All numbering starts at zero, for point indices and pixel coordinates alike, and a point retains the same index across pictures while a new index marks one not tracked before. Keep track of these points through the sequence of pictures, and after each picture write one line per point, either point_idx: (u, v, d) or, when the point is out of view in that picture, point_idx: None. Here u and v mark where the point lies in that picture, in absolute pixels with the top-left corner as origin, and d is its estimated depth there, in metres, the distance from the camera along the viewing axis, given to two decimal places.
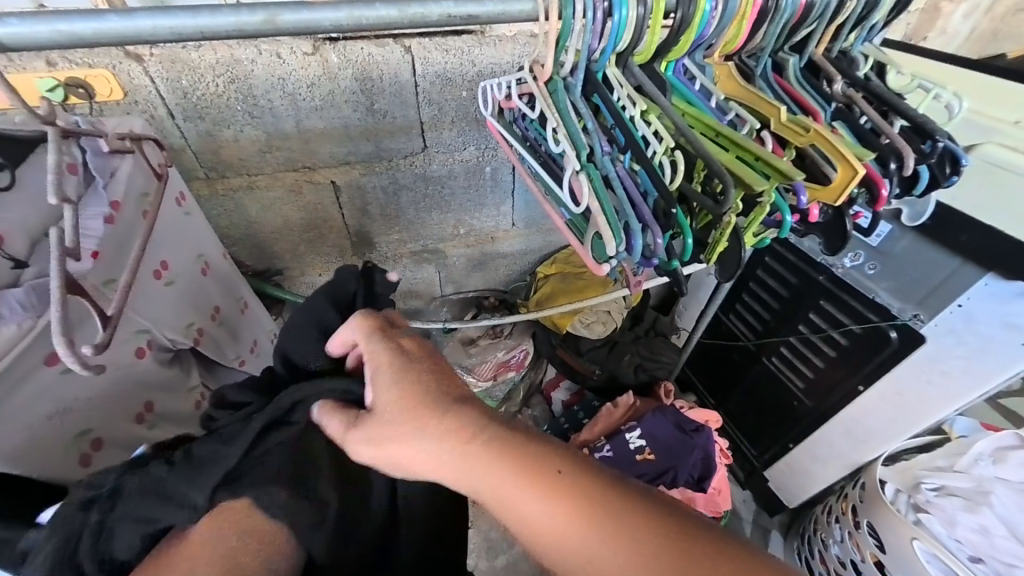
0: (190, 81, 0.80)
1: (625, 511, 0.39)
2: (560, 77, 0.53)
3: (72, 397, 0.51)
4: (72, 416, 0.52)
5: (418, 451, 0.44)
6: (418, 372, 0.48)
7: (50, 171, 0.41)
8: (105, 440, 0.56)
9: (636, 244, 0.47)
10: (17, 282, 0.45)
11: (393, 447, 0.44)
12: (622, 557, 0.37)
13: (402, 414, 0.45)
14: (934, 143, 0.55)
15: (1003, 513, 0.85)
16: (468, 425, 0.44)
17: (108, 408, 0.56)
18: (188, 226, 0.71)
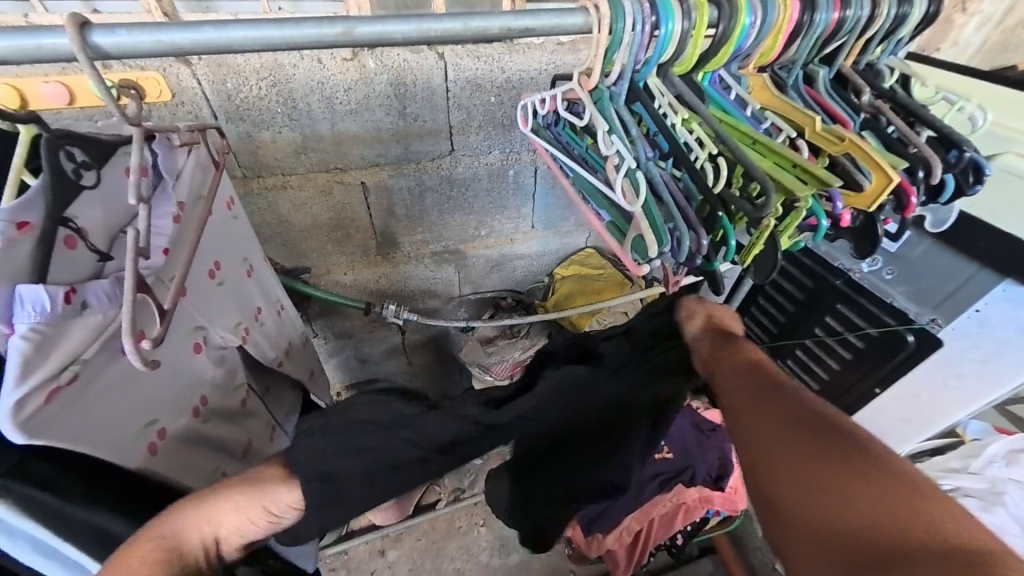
0: (233, 83, 0.83)
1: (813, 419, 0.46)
2: (605, 87, 0.56)
3: (141, 388, 0.54)
4: (141, 407, 0.54)
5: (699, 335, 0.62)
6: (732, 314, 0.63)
7: (133, 173, 0.45)
8: (167, 429, 0.57)
9: (681, 246, 0.50)
10: (99, 274, 0.48)
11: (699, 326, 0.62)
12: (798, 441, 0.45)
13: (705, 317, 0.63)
14: (960, 153, 0.58)
15: (1016, 512, 0.87)
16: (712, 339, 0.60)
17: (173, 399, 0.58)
18: (237, 229, 0.75)
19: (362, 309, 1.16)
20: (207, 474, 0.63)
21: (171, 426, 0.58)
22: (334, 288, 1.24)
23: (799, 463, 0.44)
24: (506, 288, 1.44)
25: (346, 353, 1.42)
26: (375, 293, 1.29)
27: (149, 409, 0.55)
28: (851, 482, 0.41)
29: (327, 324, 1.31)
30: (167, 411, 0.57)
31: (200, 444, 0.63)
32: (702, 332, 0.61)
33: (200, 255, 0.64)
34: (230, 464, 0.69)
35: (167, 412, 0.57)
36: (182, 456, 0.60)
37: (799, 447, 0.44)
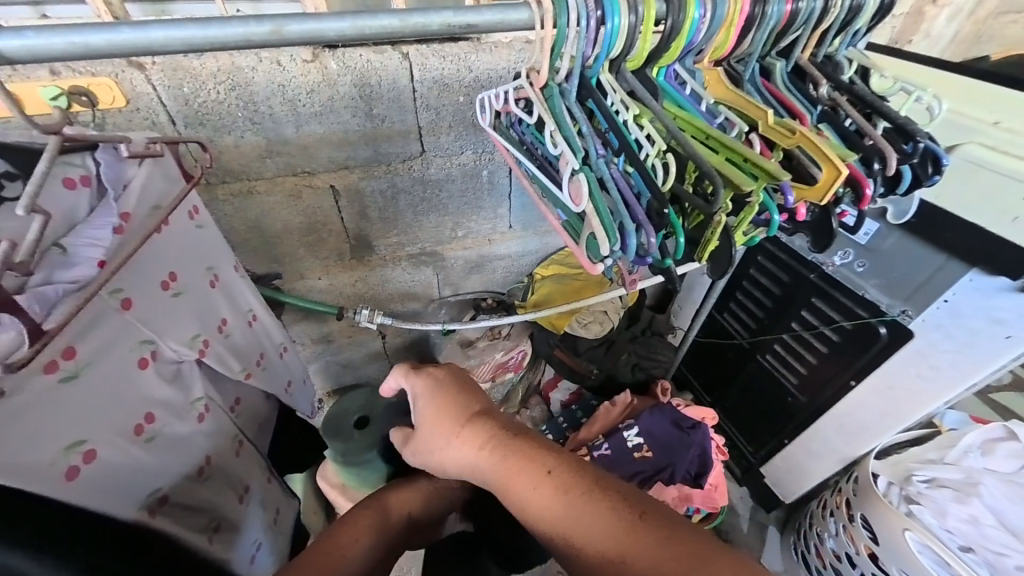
0: (191, 87, 0.81)
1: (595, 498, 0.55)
2: (555, 83, 0.55)
3: (68, 410, 0.52)
4: (68, 427, 0.52)
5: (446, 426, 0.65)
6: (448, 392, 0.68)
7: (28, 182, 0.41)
8: (96, 452, 0.56)
9: (631, 243, 0.49)
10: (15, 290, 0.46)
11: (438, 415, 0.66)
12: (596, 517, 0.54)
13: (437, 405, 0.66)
14: (915, 144, 0.57)
15: (991, 502, 0.89)
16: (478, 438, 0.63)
17: (104, 416, 0.56)
18: (201, 240, 0.73)
19: (336, 314, 1.15)
20: (145, 495, 0.63)
21: (100, 449, 0.56)
22: (309, 293, 1.22)
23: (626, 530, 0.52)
24: (487, 290, 1.42)
25: (327, 359, 1.40)
26: (352, 297, 1.27)
27: (75, 429, 0.53)
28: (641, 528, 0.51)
29: (304, 330, 1.29)
30: (100, 432, 0.56)
31: (144, 467, 0.62)
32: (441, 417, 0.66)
33: (152, 265, 0.62)
34: (179, 483, 0.69)
35: (101, 435, 0.56)
36: (123, 476, 0.59)
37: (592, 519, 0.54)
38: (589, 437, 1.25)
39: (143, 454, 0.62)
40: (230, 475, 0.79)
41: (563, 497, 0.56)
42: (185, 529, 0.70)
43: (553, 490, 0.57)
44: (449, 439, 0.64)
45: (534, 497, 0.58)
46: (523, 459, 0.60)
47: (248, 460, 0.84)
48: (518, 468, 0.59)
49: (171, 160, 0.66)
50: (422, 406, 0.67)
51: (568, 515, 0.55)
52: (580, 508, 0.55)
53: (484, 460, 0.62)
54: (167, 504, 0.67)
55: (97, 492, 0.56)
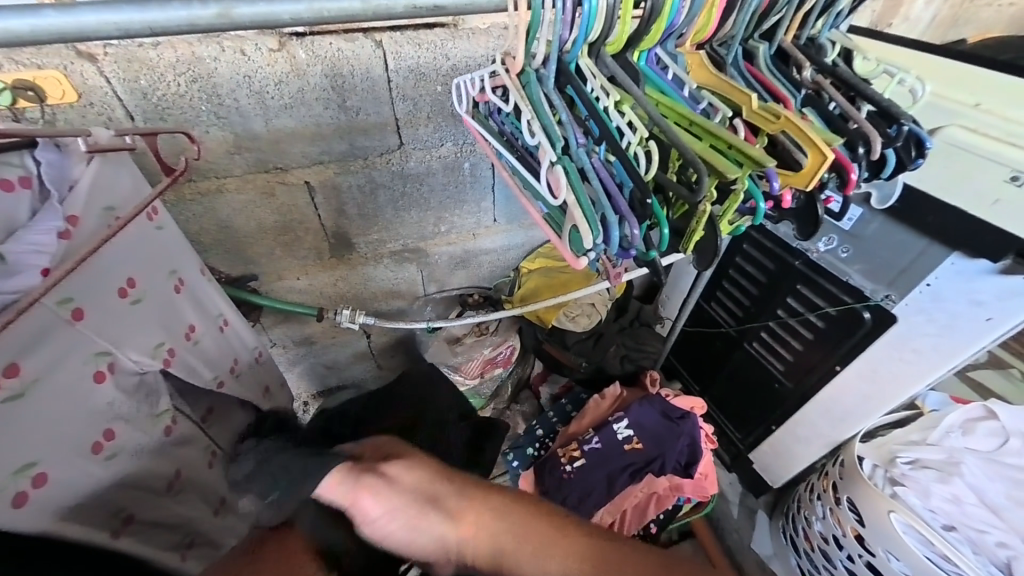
0: (148, 81, 0.76)
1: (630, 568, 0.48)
2: (532, 69, 0.53)
3: (16, 433, 0.48)
4: (17, 449, 0.48)
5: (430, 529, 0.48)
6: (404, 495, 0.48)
7: None
8: (48, 475, 0.51)
9: (613, 235, 0.47)
10: None
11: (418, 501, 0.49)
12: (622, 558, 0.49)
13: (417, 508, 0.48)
14: (899, 127, 0.56)
15: (971, 481, 0.91)
16: (476, 505, 0.50)
17: (57, 437, 0.52)
18: (161, 241, 0.69)
19: (316, 316, 1.11)
20: (109, 513, 0.59)
21: (54, 470, 0.52)
22: (287, 295, 1.18)
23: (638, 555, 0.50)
24: (473, 285, 1.40)
25: (310, 361, 1.37)
26: (333, 297, 1.24)
27: (27, 451, 0.49)
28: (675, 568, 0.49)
29: (284, 332, 1.25)
30: (53, 452, 0.52)
31: (105, 483, 0.59)
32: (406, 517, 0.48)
33: (106, 272, 0.59)
34: (145, 497, 0.65)
35: (56, 456, 0.52)
36: (81, 498, 0.55)
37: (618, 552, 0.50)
38: (579, 432, 1.25)
39: (103, 473, 0.58)
40: (204, 484, 0.76)
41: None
42: (157, 545, 0.66)
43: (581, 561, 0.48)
44: (434, 531, 0.48)
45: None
46: (535, 533, 0.49)
47: (221, 465, 0.81)
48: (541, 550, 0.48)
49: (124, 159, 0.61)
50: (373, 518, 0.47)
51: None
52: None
53: (483, 544, 0.48)
54: (135, 522, 0.63)
55: (54, 513, 0.52)
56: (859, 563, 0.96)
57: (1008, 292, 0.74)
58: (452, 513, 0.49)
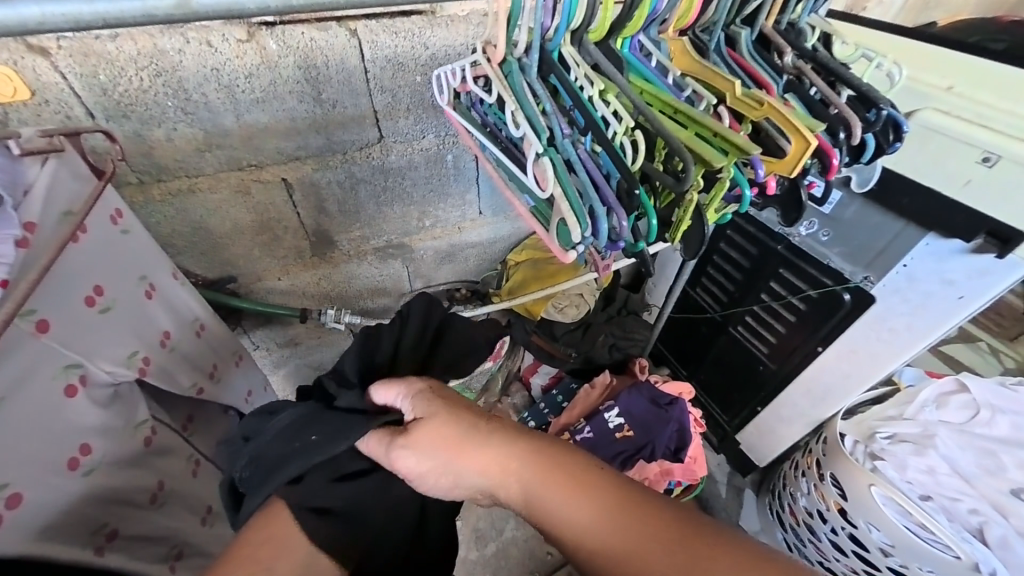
0: (108, 76, 0.72)
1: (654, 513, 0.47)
2: (514, 58, 0.52)
3: None
4: None
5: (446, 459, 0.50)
6: (429, 422, 0.51)
7: None
8: (24, 495, 0.50)
9: (602, 228, 0.47)
10: None
11: (427, 448, 0.50)
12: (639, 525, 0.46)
13: (443, 451, 0.50)
14: (878, 111, 0.57)
15: (945, 453, 0.95)
16: (505, 452, 0.51)
17: (30, 457, 0.50)
18: (130, 247, 0.65)
19: (299, 316, 1.08)
20: (92, 531, 0.57)
21: (30, 489, 0.50)
22: (268, 296, 1.15)
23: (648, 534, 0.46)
24: (459, 280, 1.39)
25: (295, 362, 1.34)
26: (316, 296, 1.21)
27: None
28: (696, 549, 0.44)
29: (267, 334, 1.22)
30: (26, 471, 0.50)
31: (85, 500, 0.57)
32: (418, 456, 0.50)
33: (72, 280, 0.56)
34: (128, 512, 0.63)
35: (31, 475, 0.50)
36: (61, 516, 0.54)
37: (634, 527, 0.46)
38: (570, 422, 1.27)
39: (82, 490, 0.56)
40: (189, 491, 0.74)
41: (616, 524, 0.47)
42: (142, 562, 0.63)
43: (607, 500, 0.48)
44: (463, 468, 0.51)
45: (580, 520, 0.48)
46: (563, 477, 0.50)
47: (207, 475, 0.79)
48: (554, 478, 0.50)
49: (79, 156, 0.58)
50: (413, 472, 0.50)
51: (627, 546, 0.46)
52: (633, 540, 0.46)
53: (514, 485, 0.51)
54: (119, 537, 0.61)
55: (31, 535, 0.50)
56: (842, 535, 1.00)
57: (979, 271, 0.77)
58: (478, 456, 0.51)
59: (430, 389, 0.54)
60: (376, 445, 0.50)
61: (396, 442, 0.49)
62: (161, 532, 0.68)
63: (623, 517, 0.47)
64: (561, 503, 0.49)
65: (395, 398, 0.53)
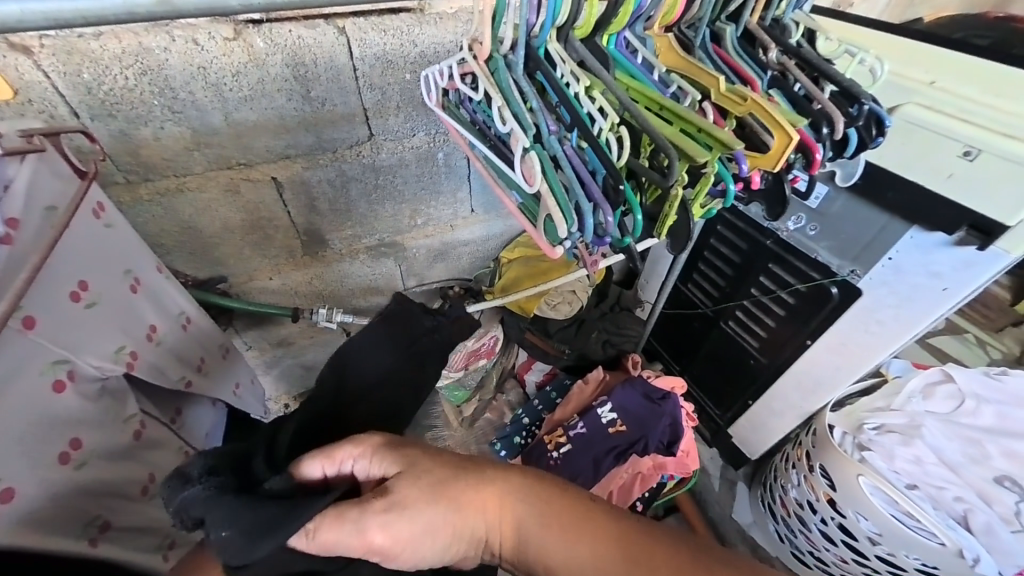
0: (92, 74, 0.71)
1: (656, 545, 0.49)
2: (500, 55, 0.52)
3: None
4: None
5: (429, 521, 0.48)
6: (405, 486, 0.48)
7: None
8: (15, 490, 0.50)
9: (588, 223, 0.47)
10: None
11: (406, 518, 0.47)
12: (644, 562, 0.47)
13: (425, 516, 0.48)
14: (861, 106, 0.57)
15: (932, 442, 0.96)
16: (501, 495, 0.51)
17: (20, 452, 0.50)
18: (113, 241, 0.65)
19: (291, 316, 1.08)
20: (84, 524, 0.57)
21: (21, 485, 0.50)
22: (259, 296, 1.15)
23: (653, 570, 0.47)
24: (452, 278, 1.39)
25: (288, 362, 1.33)
26: (308, 296, 1.21)
27: None
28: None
29: (259, 334, 1.21)
30: (17, 466, 0.50)
31: (77, 495, 0.57)
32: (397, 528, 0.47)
33: (57, 276, 0.55)
34: (121, 506, 0.63)
35: (19, 469, 0.50)
36: (52, 510, 0.53)
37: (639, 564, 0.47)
38: (564, 417, 1.28)
39: (74, 486, 0.56)
40: None
41: (614, 561, 0.48)
42: (135, 553, 0.63)
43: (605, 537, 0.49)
44: (450, 525, 0.49)
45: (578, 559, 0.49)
46: (560, 517, 0.50)
47: None
48: (554, 520, 0.50)
49: (61, 156, 0.57)
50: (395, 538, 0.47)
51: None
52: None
53: (510, 529, 0.51)
54: (112, 529, 0.61)
55: (22, 530, 0.50)
56: (832, 525, 1.02)
57: (963, 263, 0.78)
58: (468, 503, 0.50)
59: (388, 442, 0.52)
60: (333, 537, 0.45)
61: (370, 514, 0.46)
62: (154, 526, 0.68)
63: (627, 554, 0.48)
64: (563, 546, 0.49)
65: (343, 461, 0.51)
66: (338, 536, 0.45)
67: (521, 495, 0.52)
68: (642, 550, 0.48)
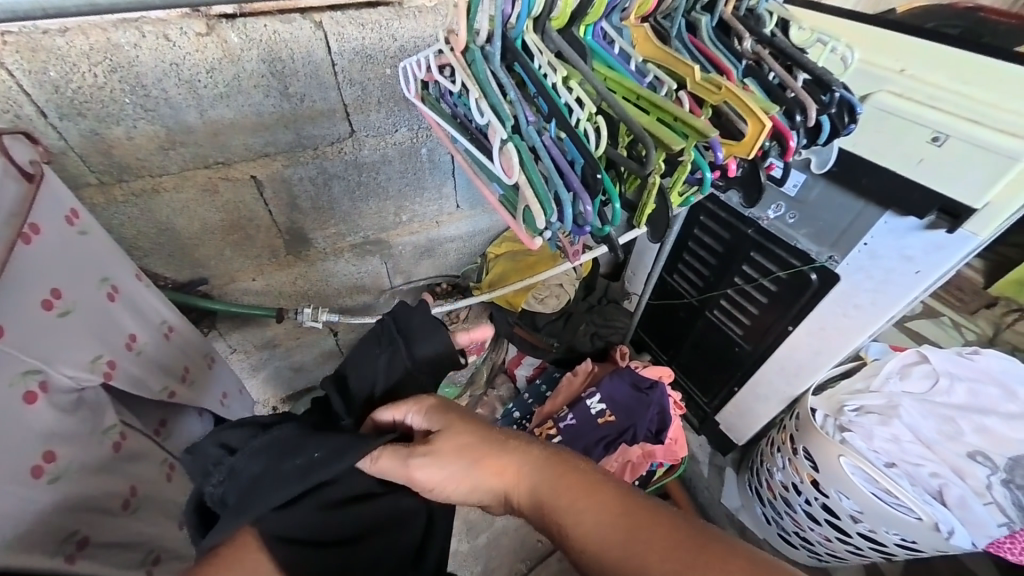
0: (59, 72, 0.69)
1: (665, 522, 0.47)
2: (477, 46, 0.52)
3: None
4: None
5: (452, 473, 0.55)
6: (443, 436, 0.56)
7: None
8: None
9: (568, 213, 0.48)
10: None
11: (438, 463, 0.54)
12: (651, 540, 0.46)
13: (455, 465, 0.55)
14: (832, 94, 0.59)
15: (908, 422, 0.99)
16: (516, 463, 0.55)
17: None
18: (87, 248, 0.63)
19: (275, 316, 1.07)
20: (62, 538, 0.56)
21: None
22: (243, 297, 1.13)
23: (659, 554, 0.45)
24: (439, 274, 1.38)
25: (275, 364, 1.32)
26: (293, 296, 1.19)
27: None
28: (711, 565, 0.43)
29: (244, 336, 1.20)
30: None
31: (54, 508, 0.55)
32: (428, 469, 0.54)
33: (27, 284, 0.54)
34: (100, 518, 0.62)
35: None
36: (27, 522, 0.53)
37: (644, 540, 0.46)
38: (554, 410, 1.29)
39: (51, 499, 0.55)
40: (165, 496, 0.73)
41: (615, 529, 0.48)
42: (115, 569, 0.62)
43: (614, 507, 0.49)
44: (471, 481, 0.55)
45: (587, 524, 0.49)
46: (568, 484, 0.52)
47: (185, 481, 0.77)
48: (561, 488, 0.52)
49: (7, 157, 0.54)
50: (429, 480, 0.54)
51: (628, 546, 0.46)
52: (642, 547, 0.46)
53: (524, 492, 0.54)
54: (91, 544, 0.60)
55: None
56: (816, 505, 1.05)
57: (934, 246, 0.80)
58: (485, 464, 0.55)
59: (440, 404, 0.60)
60: (384, 463, 0.54)
61: (410, 454, 0.54)
62: (136, 536, 0.67)
63: (633, 528, 0.47)
64: (568, 514, 0.50)
65: (404, 413, 0.61)
66: (387, 466, 0.54)
67: (532, 463, 0.55)
68: (647, 523, 0.47)
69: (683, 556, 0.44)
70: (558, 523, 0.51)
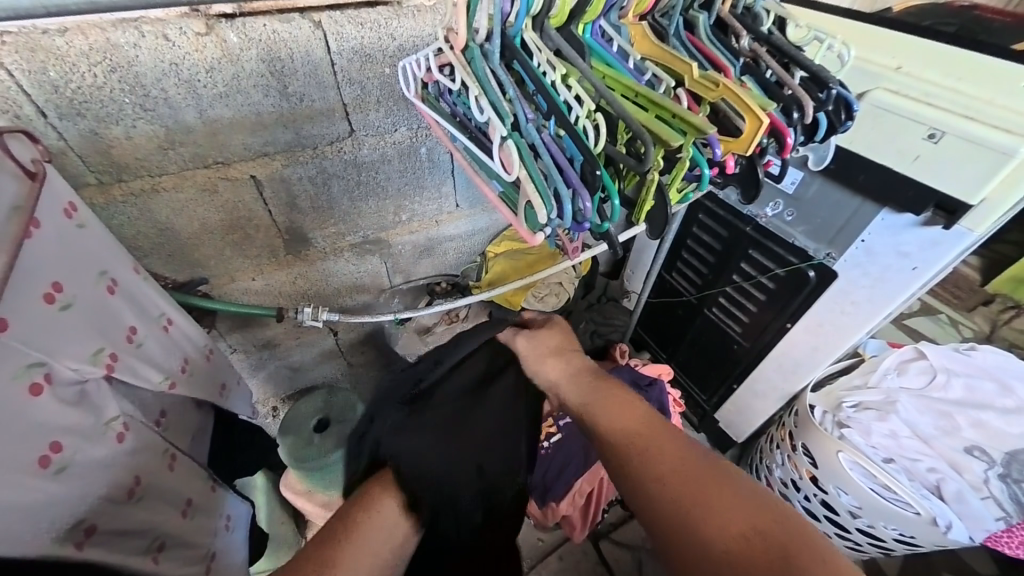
0: (58, 72, 0.69)
1: (671, 444, 0.61)
2: (476, 44, 0.52)
3: None
4: None
5: (541, 360, 0.79)
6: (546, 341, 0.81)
7: None
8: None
9: (567, 209, 0.48)
10: None
11: (535, 347, 0.81)
12: (658, 449, 0.60)
13: (545, 350, 0.80)
14: (828, 92, 0.59)
15: (905, 417, 1.00)
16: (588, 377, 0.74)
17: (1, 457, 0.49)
18: (84, 242, 0.63)
19: (276, 316, 1.06)
20: (69, 530, 0.57)
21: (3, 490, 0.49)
22: (243, 297, 1.13)
23: (660, 456, 0.60)
24: (438, 273, 1.38)
25: (274, 364, 1.32)
26: (293, 295, 1.20)
27: None
28: (695, 479, 0.56)
29: (244, 336, 1.20)
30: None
31: (61, 500, 0.56)
32: (519, 342, 0.83)
33: (29, 277, 0.54)
34: (107, 510, 0.62)
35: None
36: (35, 513, 0.53)
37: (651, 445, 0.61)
38: None
39: (59, 491, 0.55)
40: (170, 492, 0.73)
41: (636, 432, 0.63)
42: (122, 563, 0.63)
43: (640, 421, 0.65)
44: (550, 371, 0.77)
45: (615, 422, 0.65)
46: (618, 400, 0.69)
47: (189, 477, 0.78)
48: (613, 399, 0.69)
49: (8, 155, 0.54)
50: (522, 350, 0.82)
51: (641, 443, 0.61)
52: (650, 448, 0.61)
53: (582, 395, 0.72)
54: (99, 532, 0.61)
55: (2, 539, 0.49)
56: (815, 501, 1.06)
57: (931, 243, 0.81)
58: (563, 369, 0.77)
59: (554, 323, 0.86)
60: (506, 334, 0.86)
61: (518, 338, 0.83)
62: (142, 530, 0.67)
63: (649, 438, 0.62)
64: (608, 416, 0.67)
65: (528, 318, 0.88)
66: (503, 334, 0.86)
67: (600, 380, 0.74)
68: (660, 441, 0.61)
69: (676, 467, 0.58)
70: (593, 417, 0.68)
